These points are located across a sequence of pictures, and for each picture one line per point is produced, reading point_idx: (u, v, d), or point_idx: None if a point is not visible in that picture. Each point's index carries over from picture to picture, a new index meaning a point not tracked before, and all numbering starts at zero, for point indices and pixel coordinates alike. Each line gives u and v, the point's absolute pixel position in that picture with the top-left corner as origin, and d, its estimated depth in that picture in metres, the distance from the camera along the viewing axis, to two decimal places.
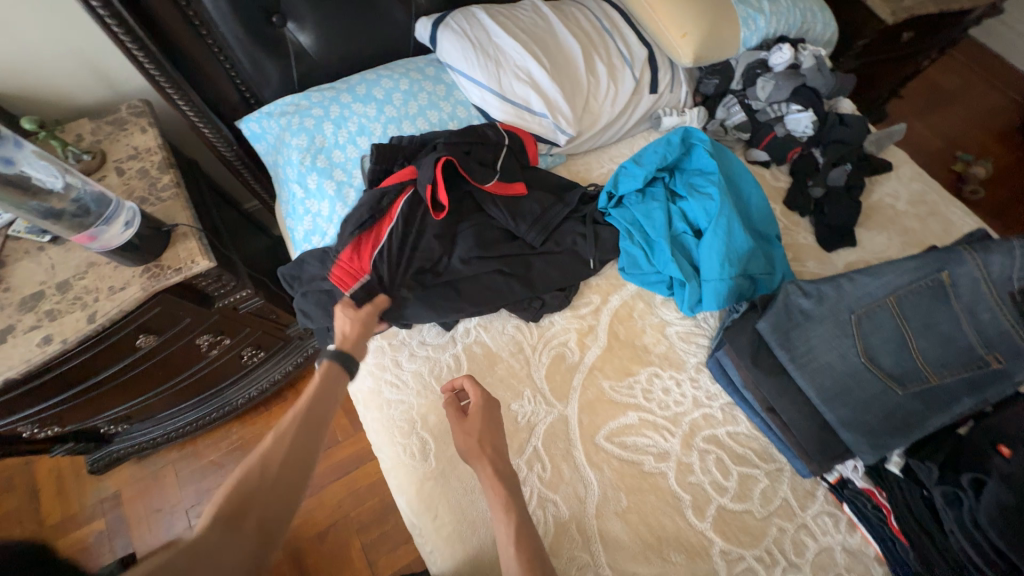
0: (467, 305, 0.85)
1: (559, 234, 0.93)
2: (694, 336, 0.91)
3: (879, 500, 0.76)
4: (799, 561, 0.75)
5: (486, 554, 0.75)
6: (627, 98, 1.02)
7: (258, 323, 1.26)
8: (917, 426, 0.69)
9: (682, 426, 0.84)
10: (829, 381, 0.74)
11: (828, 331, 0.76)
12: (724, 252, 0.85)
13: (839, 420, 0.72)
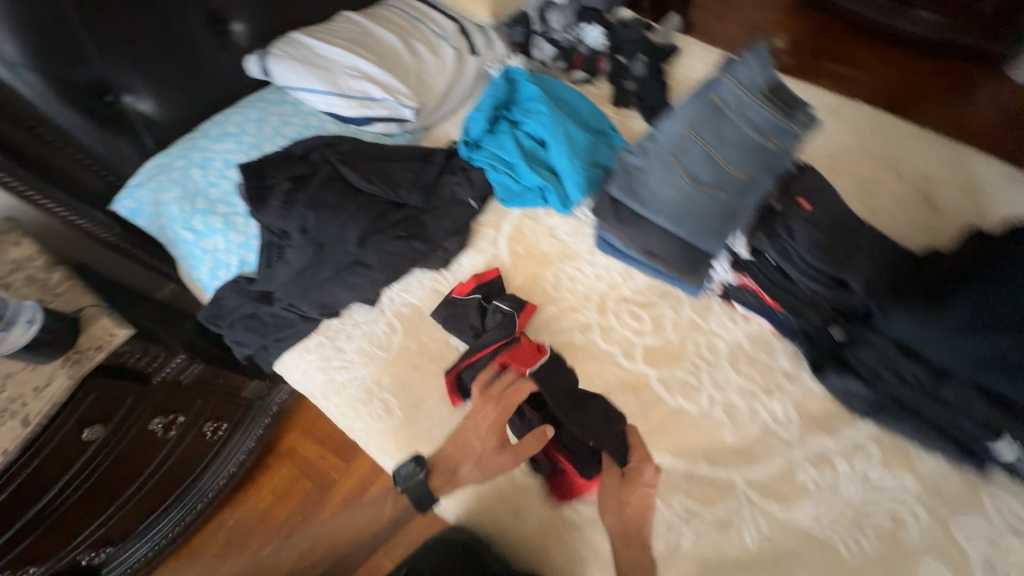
0: (380, 274, 0.96)
1: (438, 190, 1.05)
2: (579, 229, 1.06)
3: (753, 288, 0.89)
4: (714, 359, 0.91)
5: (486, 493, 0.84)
6: (453, 66, 1.19)
7: (207, 393, 1.27)
8: (741, 213, 0.86)
9: (594, 300, 0.99)
10: (673, 209, 0.88)
11: (660, 172, 0.90)
12: (570, 151, 1.01)
13: (692, 233, 0.87)
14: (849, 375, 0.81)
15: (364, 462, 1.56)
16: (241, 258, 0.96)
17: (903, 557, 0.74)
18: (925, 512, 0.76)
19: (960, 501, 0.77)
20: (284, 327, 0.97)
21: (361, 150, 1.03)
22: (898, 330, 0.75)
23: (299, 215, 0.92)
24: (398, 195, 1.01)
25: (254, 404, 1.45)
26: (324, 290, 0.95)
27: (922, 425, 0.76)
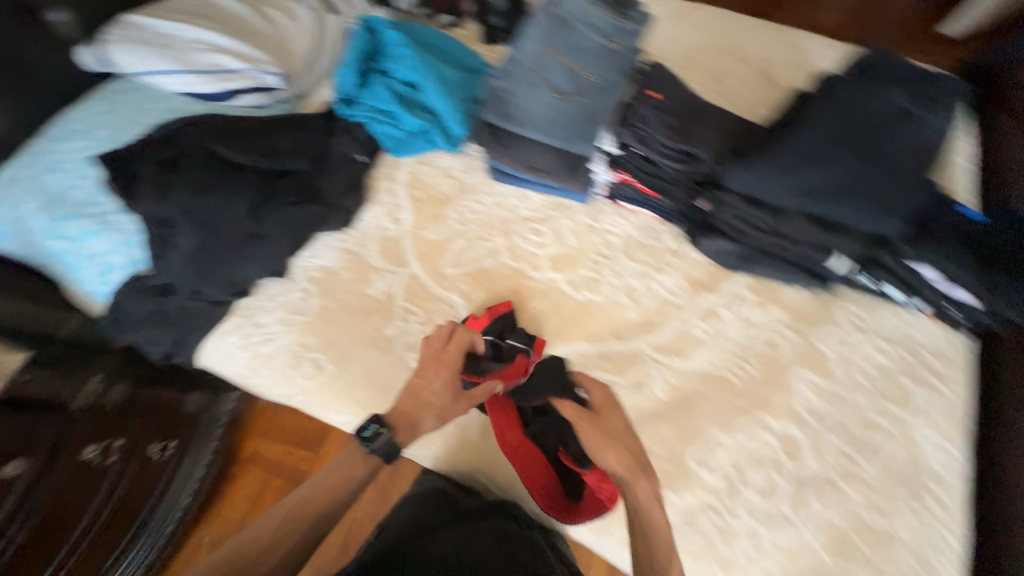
0: (281, 243, 0.97)
1: (324, 152, 1.05)
2: (472, 164, 1.10)
3: (630, 181, 0.98)
4: (611, 253, 1.00)
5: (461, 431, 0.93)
6: (313, 28, 1.16)
7: (143, 412, 1.21)
8: (603, 113, 0.93)
9: (498, 226, 1.04)
10: (543, 122, 0.95)
11: (525, 89, 0.96)
12: (443, 89, 1.04)
13: (565, 139, 0.95)
14: (720, 236, 0.93)
15: (331, 447, 1.56)
16: (129, 256, 0.93)
17: (781, 372, 0.88)
18: (794, 333, 0.91)
19: (818, 318, 0.92)
20: (197, 317, 0.96)
21: (232, 125, 1.00)
22: (738, 183, 0.85)
23: (178, 198, 0.91)
24: (280, 163, 1.00)
25: (200, 417, 1.40)
26: (226, 270, 0.94)
27: (774, 262, 0.92)
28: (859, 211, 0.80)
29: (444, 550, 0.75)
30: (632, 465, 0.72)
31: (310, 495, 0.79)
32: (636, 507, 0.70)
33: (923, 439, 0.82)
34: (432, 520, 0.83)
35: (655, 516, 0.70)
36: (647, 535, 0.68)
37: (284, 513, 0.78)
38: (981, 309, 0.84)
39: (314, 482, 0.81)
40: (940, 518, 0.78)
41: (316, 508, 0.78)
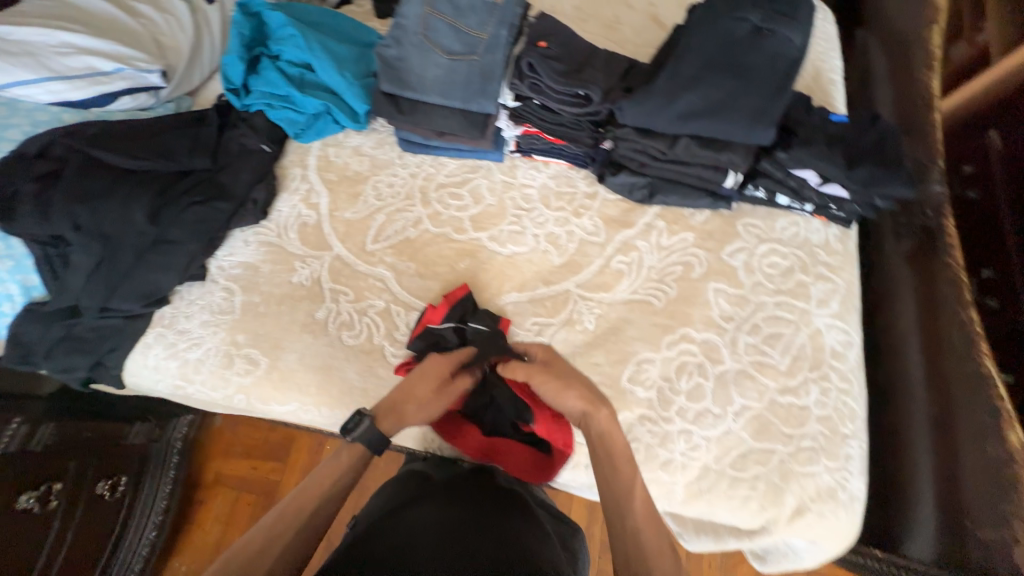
0: (190, 244, 0.93)
1: (222, 146, 1.01)
2: (382, 140, 1.10)
3: (535, 131, 1.01)
4: (530, 204, 1.04)
5: None
6: (191, 20, 1.09)
7: (80, 452, 1.13)
8: (496, 69, 0.96)
9: (416, 195, 1.04)
10: (440, 86, 0.97)
11: (418, 56, 0.97)
12: (337, 65, 1.02)
13: (465, 100, 0.96)
14: (626, 172, 0.99)
15: (299, 453, 1.49)
16: (21, 283, 0.88)
17: (696, 288, 0.95)
18: (703, 251, 0.98)
19: (724, 234, 1.00)
20: (113, 335, 0.91)
21: (114, 130, 0.95)
22: (630, 117, 0.90)
23: (66, 213, 0.85)
24: (177, 163, 0.95)
25: (151, 449, 1.30)
26: (134, 280, 0.90)
27: (676, 189, 0.99)
28: (737, 124, 0.87)
29: (433, 523, 0.68)
30: (589, 396, 0.79)
31: (298, 504, 0.69)
32: (600, 433, 0.77)
33: (821, 324, 0.92)
34: (412, 498, 0.75)
35: (616, 439, 0.76)
36: (612, 453, 0.74)
37: (266, 531, 0.66)
38: (849, 198, 0.96)
39: (303, 492, 0.71)
40: (842, 388, 0.88)
41: (308, 518, 0.68)
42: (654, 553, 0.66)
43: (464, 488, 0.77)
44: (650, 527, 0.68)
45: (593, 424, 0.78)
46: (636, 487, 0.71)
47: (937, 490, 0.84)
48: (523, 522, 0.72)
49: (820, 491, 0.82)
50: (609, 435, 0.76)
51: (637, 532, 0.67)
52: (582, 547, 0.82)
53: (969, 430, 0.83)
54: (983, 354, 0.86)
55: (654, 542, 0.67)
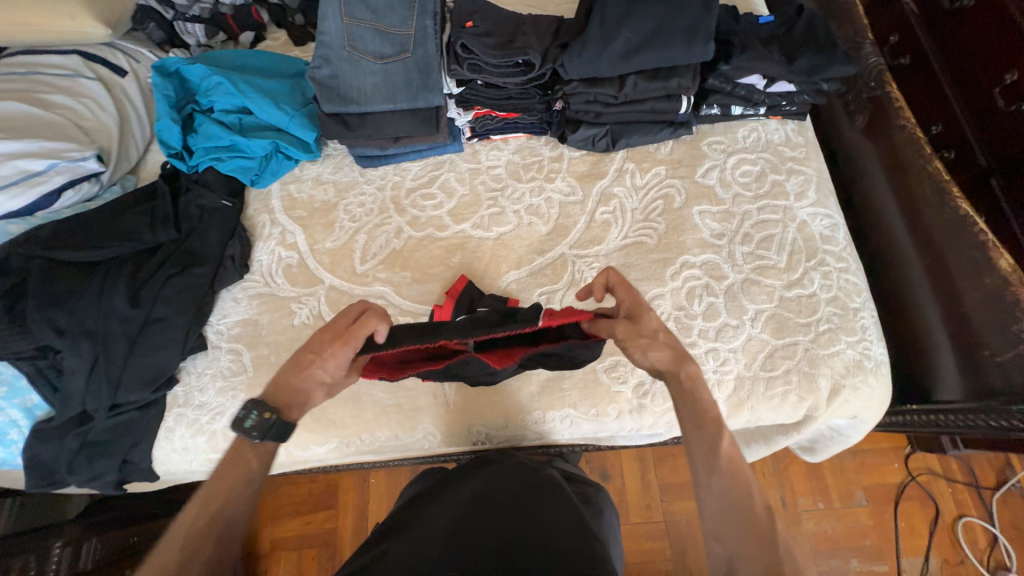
0: (182, 317, 0.90)
1: (182, 212, 0.98)
2: (340, 162, 1.09)
3: (485, 111, 1.02)
4: (502, 184, 1.04)
5: (460, 402, 0.90)
6: (109, 95, 1.05)
7: (133, 555, 1.10)
8: (431, 60, 0.95)
9: (389, 206, 1.03)
10: (382, 92, 0.96)
11: (351, 69, 0.96)
12: (273, 101, 1.00)
13: (410, 99, 0.96)
14: (584, 126, 1.00)
15: (348, 495, 1.47)
16: (21, 406, 0.86)
17: (682, 216, 0.98)
18: (678, 179, 1.01)
19: (692, 159, 1.02)
20: (131, 429, 0.88)
21: (68, 228, 0.92)
22: (574, 71, 0.92)
23: (44, 319, 0.84)
24: (145, 242, 0.94)
25: None
26: (136, 368, 0.87)
27: (636, 128, 1.01)
28: (676, 47, 0.89)
29: (472, 522, 0.63)
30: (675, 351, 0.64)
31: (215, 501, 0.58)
32: (678, 383, 0.63)
33: (805, 216, 0.97)
34: (424, 495, 0.73)
35: (699, 390, 0.62)
36: (690, 405, 0.61)
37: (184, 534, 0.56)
38: (797, 91, 0.99)
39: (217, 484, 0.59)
40: (840, 268, 0.93)
41: (221, 520, 0.57)
42: (735, 516, 0.55)
43: (479, 472, 0.75)
44: (732, 485, 0.56)
45: (689, 367, 0.63)
46: (722, 446, 0.58)
47: (950, 332, 0.89)
48: (540, 487, 0.72)
49: (848, 366, 0.87)
50: (696, 386, 0.62)
51: (717, 495, 0.56)
52: (605, 501, 0.84)
53: (964, 269, 0.87)
54: (956, 197, 0.90)
55: (732, 506, 0.55)
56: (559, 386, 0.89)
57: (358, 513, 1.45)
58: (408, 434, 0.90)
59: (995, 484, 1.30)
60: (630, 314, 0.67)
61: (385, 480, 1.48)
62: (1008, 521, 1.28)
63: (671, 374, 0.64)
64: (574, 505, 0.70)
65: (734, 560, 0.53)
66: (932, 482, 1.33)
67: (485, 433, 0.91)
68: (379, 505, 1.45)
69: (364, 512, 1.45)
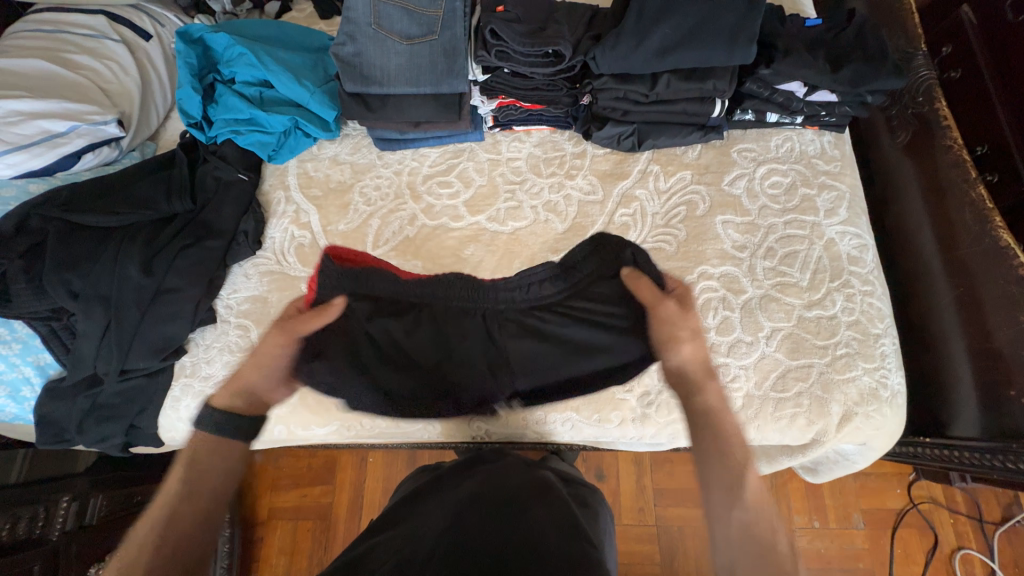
0: (193, 289, 0.91)
1: (199, 184, 0.98)
2: (358, 143, 1.07)
3: (509, 101, 0.99)
4: (521, 177, 1.01)
5: None
6: (132, 59, 1.04)
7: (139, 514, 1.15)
8: (459, 45, 0.92)
9: (405, 191, 1.02)
10: (406, 74, 0.93)
11: (376, 48, 0.93)
12: (295, 75, 0.98)
13: (433, 85, 0.93)
14: (611, 123, 0.96)
15: (345, 472, 1.50)
16: (35, 364, 0.88)
17: (704, 224, 0.95)
18: (703, 186, 0.97)
19: (719, 165, 0.99)
20: (141, 394, 0.90)
21: (86, 191, 0.92)
22: (606, 65, 0.88)
23: (59, 280, 0.85)
24: (161, 211, 0.94)
25: None
26: (146, 336, 0.88)
27: (664, 129, 0.97)
28: (716, 48, 0.85)
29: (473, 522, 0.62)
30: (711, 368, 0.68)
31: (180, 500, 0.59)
32: (705, 409, 0.65)
33: (833, 234, 0.93)
34: (425, 488, 0.74)
35: (724, 416, 0.64)
36: (711, 430, 0.63)
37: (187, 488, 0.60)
38: (839, 102, 0.94)
39: (198, 463, 0.63)
40: (865, 291, 0.90)
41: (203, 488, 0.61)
42: (746, 541, 0.56)
43: (473, 471, 0.75)
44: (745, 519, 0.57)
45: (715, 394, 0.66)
46: (731, 468, 0.60)
47: (975, 368, 0.85)
48: (534, 483, 0.72)
49: (862, 394, 0.85)
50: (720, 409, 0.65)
51: (731, 512, 0.58)
52: (600, 503, 0.83)
53: (998, 303, 0.83)
54: (997, 227, 0.85)
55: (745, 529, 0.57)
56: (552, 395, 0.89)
57: (354, 488, 1.48)
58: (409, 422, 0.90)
59: (999, 519, 1.27)
60: (682, 299, 0.71)
61: (383, 462, 1.49)
62: (1008, 558, 1.25)
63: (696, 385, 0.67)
64: (569, 505, 0.69)
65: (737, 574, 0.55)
66: (933, 512, 1.30)
67: (485, 428, 0.91)
68: (376, 484, 1.47)
69: (360, 490, 1.47)
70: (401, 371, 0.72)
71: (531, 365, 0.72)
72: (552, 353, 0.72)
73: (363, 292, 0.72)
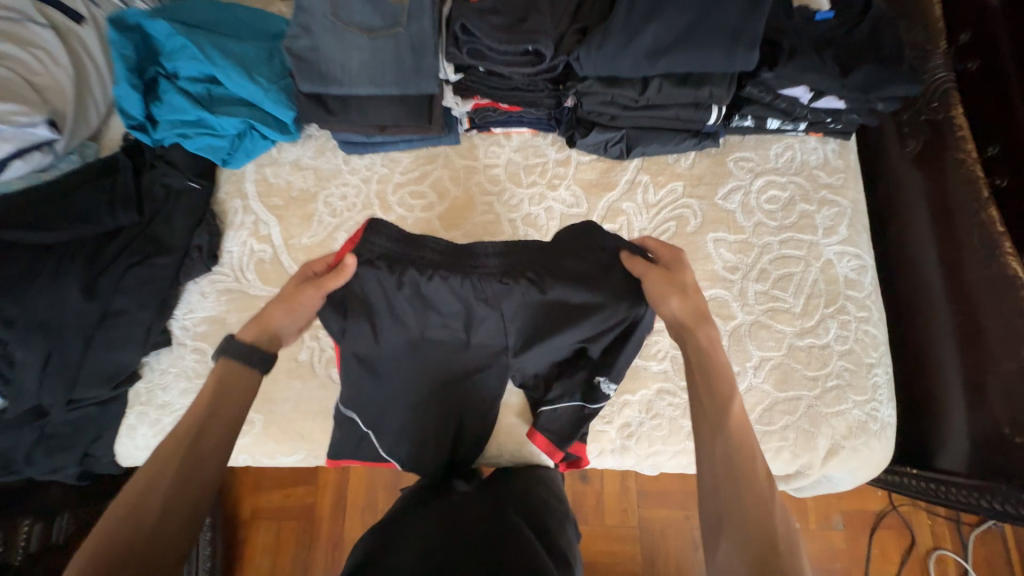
0: (142, 312, 0.84)
1: (145, 193, 0.90)
2: (322, 146, 0.98)
3: (486, 103, 0.89)
4: (499, 187, 0.93)
5: None
6: (62, 46, 0.92)
7: None
8: (427, 40, 0.82)
9: (373, 201, 0.94)
10: (368, 74, 0.83)
11: (333, 42, 0.83)
12: (245, 71, 0.87)
13: (400, 86, 0.84)
14: (597, 130, 0.88)
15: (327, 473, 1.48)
16: None
17: (694, 243, 0.88)
18: (696, 200, 0.90)
19: (713, 177, 0.91)
20: (93, 423, 0.84)
21: (16, 203, 0.83)
22: (591, 67, 0.78)
23: None
24: (105, 226, 0.85)
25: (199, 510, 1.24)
26: (92, 364, 0.82)
27: (655, 136, 0.89)
28: (715, 52, 0.75)
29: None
30: (694, 314, 0.65)
31: (185, 449, 0.53)
32: (699, 352, 0.62)
33: (831, 254, 0.87)
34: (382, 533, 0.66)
35: (717, 355, 0.61)
36: (707, 370, 0.59)
37: (197, 417, 0.55)
38: (847, 109, 0.85)
39: (210, 416, 0.56)
40: (861, 318, 0.85)
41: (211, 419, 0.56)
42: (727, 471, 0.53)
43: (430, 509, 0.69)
44: (735, 454, 0.53)
45: (708, 333, 0.63)
46: (710, 399, 0.58)
47: (969, 400, 0.82)
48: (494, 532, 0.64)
49: (851, 427, 0.81)
50: (714, 347, 0.61)
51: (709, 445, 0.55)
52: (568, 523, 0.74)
53: (1001, 336, 0.78)
54: (1006, 253, 0.80)
55: (725, 459, 0.54)
56: (523, 420, 0.86)
57: (337, 488, 1.47)
58: None
59: (975, 521, 1.29)
60: (669, 266, 0.71)
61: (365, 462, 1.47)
62: (980, 559, 1.27)
63: (687, 331, 0.64)
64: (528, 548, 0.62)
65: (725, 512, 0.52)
66: (912, 514, 1.31)
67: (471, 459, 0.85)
68: (359, 485, 1.46)
69: (343, 491, 1.46)
70: (422, 341, 0.75)
71: (537, 324, 0.75)
72: (548, 313, 0.74)
73: (396, 262, 0.72)
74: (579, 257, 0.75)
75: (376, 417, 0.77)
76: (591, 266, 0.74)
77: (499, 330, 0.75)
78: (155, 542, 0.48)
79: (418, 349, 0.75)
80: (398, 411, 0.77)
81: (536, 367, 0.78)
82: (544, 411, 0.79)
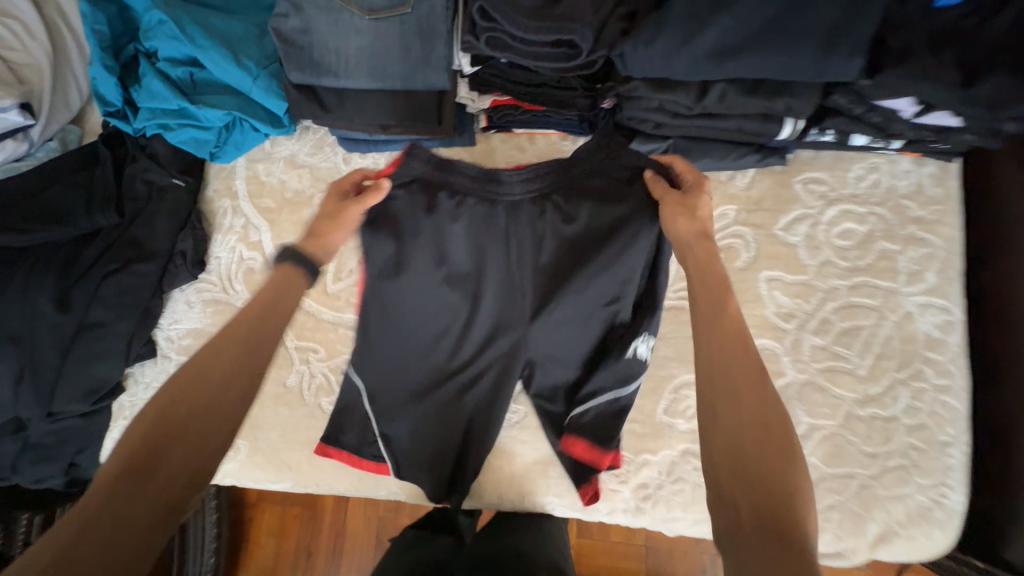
0: (122, 323, 0.77)
1: (126, 190, 0.81)
2: (321, 141, 0.87)
3: (507, 100, 0.75)
4: None
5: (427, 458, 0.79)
6: (38, 17, 0.82)
7: None
8: (438, 25, 0.68)
9: None
10: (369, 64, 0.70)
11: (328, 23, 0.69)
12: (231, 54, 0.76)
13: (406, 80, 0.71)
14: (638, 140, 0.74)
15: None
16: None
17: (744, 281, 0.75)
18: (749, 229, 0.76)
19: (772, 204, 0.77)
20: (76, 435, 0.80)
21: None
22: (638, 66, 0.63)
23: None
24: (81, 227, 0.78)
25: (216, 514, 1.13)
26: (71, 376, 0.76)
27: (708, 149, 0.74)
28: (800, 54, 0.59)
29: None
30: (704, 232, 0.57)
31: (228, 364, 0.48)
32: (698, 263, 0.55)
33: (912, 306, 0.72)
34: None
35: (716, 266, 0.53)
36: (707, 277, 0.52)
37: (238, 329, 0.50)
38: (961, 127, 0.67)
39: (259, 322, 0.51)
40: (940, 386, 0.70)
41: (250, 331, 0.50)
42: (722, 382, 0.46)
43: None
44: (732, 367, 0.46)
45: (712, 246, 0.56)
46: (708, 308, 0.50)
47: None
48: None
49: (912, 514, 0.68)
50: (712, 258, 0.54)
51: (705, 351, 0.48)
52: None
53: None
54: None
55: (728, 367, 0.46)
56: (527, 470, 0.76)
57: None
58: (371, 490, 0.79)
59: None
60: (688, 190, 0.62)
61: None
62: None
63: (691, 251, 0.56)
64: None
65: (718, 422, 0.45)
66: None
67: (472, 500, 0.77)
68: None
69: None
70: (436, 297, 0.70)
71: (555, 267, 0.69)
72: (564, 254, 0.68)
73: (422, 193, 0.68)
74: (604, 174, 0.68)
75: (387, 378, 0.71)
76: (608, 193, 0.68)
77: (521, 275, 0.70)
78: (194, 458, 0.44)
79: (441, 296, 0.70)
80: (413, 371, 0.72)
81: (566, 322, 0.70)
82: (578, 413, 0.71)
